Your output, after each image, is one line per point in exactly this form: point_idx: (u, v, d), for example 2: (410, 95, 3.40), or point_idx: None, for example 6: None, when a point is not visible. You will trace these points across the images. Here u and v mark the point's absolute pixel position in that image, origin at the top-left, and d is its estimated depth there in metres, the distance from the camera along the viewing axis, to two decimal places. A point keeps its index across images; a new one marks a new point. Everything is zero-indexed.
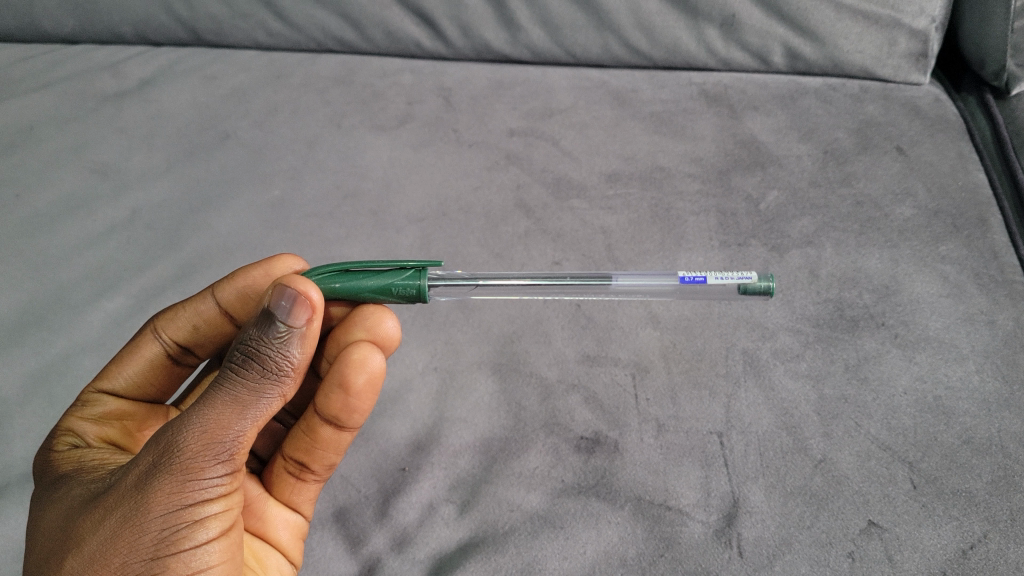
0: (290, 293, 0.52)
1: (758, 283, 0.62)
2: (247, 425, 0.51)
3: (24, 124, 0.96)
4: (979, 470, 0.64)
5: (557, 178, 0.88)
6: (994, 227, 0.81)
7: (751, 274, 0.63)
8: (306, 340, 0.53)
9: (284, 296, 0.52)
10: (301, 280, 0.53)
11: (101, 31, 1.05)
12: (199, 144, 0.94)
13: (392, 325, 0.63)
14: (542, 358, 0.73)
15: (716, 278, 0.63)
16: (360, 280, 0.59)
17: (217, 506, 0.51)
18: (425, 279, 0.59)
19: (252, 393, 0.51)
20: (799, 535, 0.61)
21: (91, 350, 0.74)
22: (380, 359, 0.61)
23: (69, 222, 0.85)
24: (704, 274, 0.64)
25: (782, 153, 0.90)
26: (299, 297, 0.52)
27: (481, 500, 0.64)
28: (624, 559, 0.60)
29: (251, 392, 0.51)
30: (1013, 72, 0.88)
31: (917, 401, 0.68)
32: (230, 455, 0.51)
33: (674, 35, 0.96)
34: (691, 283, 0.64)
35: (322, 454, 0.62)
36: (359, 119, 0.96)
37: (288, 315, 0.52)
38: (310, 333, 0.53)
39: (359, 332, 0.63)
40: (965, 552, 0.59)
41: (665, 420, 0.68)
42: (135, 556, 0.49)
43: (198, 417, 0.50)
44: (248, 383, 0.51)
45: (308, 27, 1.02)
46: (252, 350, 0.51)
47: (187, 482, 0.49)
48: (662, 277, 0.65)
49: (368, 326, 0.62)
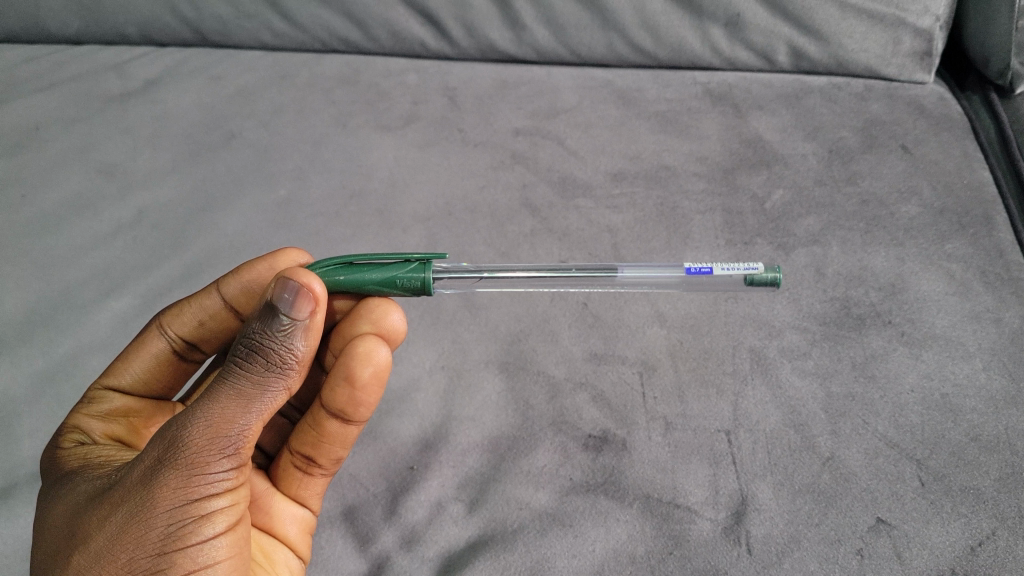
0: (292, 285, 0.52)
1: (765, 274, 0.62)
2: (252, 418, 0.51)
3: (29, 124, 0.96)
4: (987, 467, 0.64)
5: (562, 178, 0.89)
6: (1000, 224, 0.81)
7: (758, 265, 0.63)
8: (310, 332, 0.53)
9: (287, 289, 0.52)
10: (304, 272, 0.53)
11: (106, 31, 1.05)
12: (204, 144, 0.94)
13: (398, 318, 0.63)
14: (549, 356, 0.73)
15: (723, 269, 0.63)
16: (365, 272, 0.60)
17: (224, 501, 0.51)
18: (429, 271, 0.59)
19: (256, 386, 0.51)
20: (808, 532, 0.61)
21: (99, 350, 0.74)
22: (386, 351, 0.61)
23: (75, 222, 0.85)
24: (710, 265, 0.64)
25: (787, 152, 0.90)
26: (302, 290, 0.52)
27: (491, 498, 0.64)
28: (633, 556, 0.60)
29: (255, 385, 0.51)
30: (1017, 70, 0.88)
31: (925, 398, 0.69)
32: (235, 449, 0.51)
33: (679, 34, 0.96)
34: (697, 274, 0.64)
35: (328, 448, 0.62)
36: (365, 119, 0.96)
37: (290, 307, 0.51)
38: (314, 325, 0.53)
39: (365, 325, 0.63)
40: (974, 548, 0.60)
41: (674, 418, 0.68)
42: (141, 551, 0.49)
43: (202, 411, 0.50)
44: (252, 376, 0.51)
45: (313, 27, 1.02)
46: (256, 343, 0.51)
47: (192, 476, 0.49)
48: (668, 268, 0.65)
49: (374, 319, 0.62)
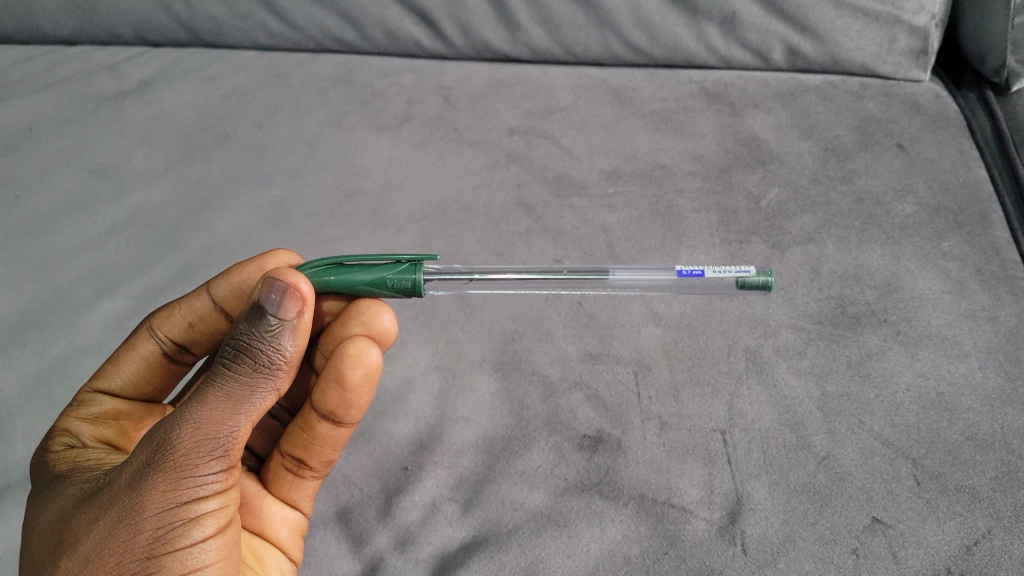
0: (279, 285, 0.52)
1: (757, 276, 0.63)
2: (241, 420, 0.51)
3: (23, 125, 0.96)
4: (983, 466, 0.64)
5: (557, 177, 0.88)
6: (995, 223, 0.81)
7: (750, 269, 0.63)
8: (298, 332, 0.53)
9: (274, 289, 0.52)
10: (291, 272, 0.53)
11: (100, 31, 1.05)
12: (198, 144, 0.94)
13: (389, 320, 0.63)
14: (544, 355, 0.73)
15: (714, 271, 0.64)
16: (354, 272, 0.59)
17: (214, 503, 0.51)
18: (419, 273, 0.59)
19: (245, 387, 0.51)
20: (804, 531, 0.61)
21: (93, 351, 0.74)
22: (377, 353, 0.61)
23: (69, 223, 0.85)
24: (702, 268, 0.64)
25: (783, 151, 0.90)
26: (289, 289, 0.52)
27: (485, 499, 0.64)
28: (628, 557, 0.60)
29: (244, 387, 0.51)
30: (1014, 68, 0.88)
31: (920, 397, 0.68)
32: (225, 451, 0.50)
33: (675, 33, 0.96)
34: (688, 276, 0.64)
35: (320, 450, 0.62)
36: (360, 119, 0.96)
37: (278, 307, 0.51)
38: (301, 325, 0.53)
39: (356, 327, 0.62)
40: (970, 547, 0.59)
41: (668, 417, 0.68)
42: (130, 555, 0.49)
43: (191, 413, 0.50)
44: (240, 378, 0.51)
45: (307, 27, 1.02)
46: (244, 344, 0.51)
47: (181, 479, 0.49)
48: (660, 271, 0.65)
49: (365, 321, 0.62)
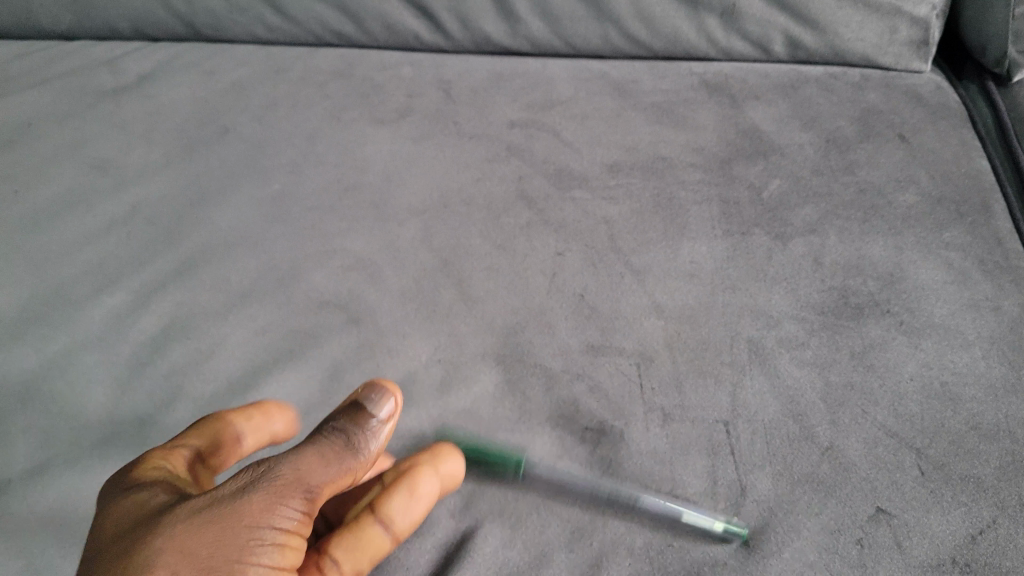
0: (380, 390, 0.57)
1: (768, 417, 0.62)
2: (332, 480, 0.52)
3: (22, 119, 0.95)
4: (987, 455, 0.64)
5: (559, 169, 0.88)
6: (998, 213, 0.80)
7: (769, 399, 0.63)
8: (383, 436, 0.56)
9: (374, 392, 0.57)
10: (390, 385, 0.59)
11: (98, 26, 1.06)
12: (198, 137, 0.94)
13: (458, 466, 0.63)
14: (546, 348, 0.73)
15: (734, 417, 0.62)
16: None
17: (284, 548, 0.49)
18: None
19: (341, 452, 0.53)
20: (808, 522, 0.60)
21: (93, 347, 0.74)
22: (434, 484, 0.60)
23: (69, 218, 0.84)
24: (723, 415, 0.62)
25: (784, 142, 0.89)
26: (388, 394, 0.57)
27: (488, 490, 0.64)
28: (633, 549, 0.60)
29: (340, 451, 0.53)
30: (1015, 58, 0.88)
31: (923, 387, 0.68)
32: (309, 502, 0.51)
33: (674, 24, 0.96)
34: None
35: (359, 556, 0.56)
36: (359, 113, 0.96)
37: (376, 407, 0.56)
38: (388, 431, 0.56)
39: (426, 455, 0.62)
40: (974, 537, 0.59)
41: (672, 409, 0.68)
42: (205, 555, 0.46)
43: (291, 457, 0.51)
44: (337, 445, 0.53)
45: (306, 21, 1.02)
46: (345, 425, 0.54)
47: (276, 504, 0.49)
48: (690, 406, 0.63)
49: (436, 453, 0.62)
